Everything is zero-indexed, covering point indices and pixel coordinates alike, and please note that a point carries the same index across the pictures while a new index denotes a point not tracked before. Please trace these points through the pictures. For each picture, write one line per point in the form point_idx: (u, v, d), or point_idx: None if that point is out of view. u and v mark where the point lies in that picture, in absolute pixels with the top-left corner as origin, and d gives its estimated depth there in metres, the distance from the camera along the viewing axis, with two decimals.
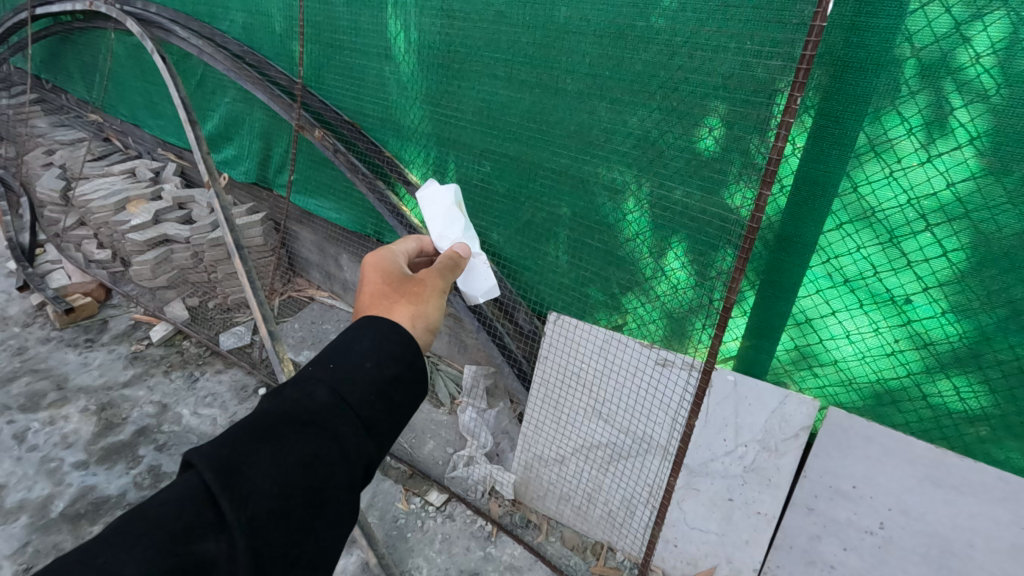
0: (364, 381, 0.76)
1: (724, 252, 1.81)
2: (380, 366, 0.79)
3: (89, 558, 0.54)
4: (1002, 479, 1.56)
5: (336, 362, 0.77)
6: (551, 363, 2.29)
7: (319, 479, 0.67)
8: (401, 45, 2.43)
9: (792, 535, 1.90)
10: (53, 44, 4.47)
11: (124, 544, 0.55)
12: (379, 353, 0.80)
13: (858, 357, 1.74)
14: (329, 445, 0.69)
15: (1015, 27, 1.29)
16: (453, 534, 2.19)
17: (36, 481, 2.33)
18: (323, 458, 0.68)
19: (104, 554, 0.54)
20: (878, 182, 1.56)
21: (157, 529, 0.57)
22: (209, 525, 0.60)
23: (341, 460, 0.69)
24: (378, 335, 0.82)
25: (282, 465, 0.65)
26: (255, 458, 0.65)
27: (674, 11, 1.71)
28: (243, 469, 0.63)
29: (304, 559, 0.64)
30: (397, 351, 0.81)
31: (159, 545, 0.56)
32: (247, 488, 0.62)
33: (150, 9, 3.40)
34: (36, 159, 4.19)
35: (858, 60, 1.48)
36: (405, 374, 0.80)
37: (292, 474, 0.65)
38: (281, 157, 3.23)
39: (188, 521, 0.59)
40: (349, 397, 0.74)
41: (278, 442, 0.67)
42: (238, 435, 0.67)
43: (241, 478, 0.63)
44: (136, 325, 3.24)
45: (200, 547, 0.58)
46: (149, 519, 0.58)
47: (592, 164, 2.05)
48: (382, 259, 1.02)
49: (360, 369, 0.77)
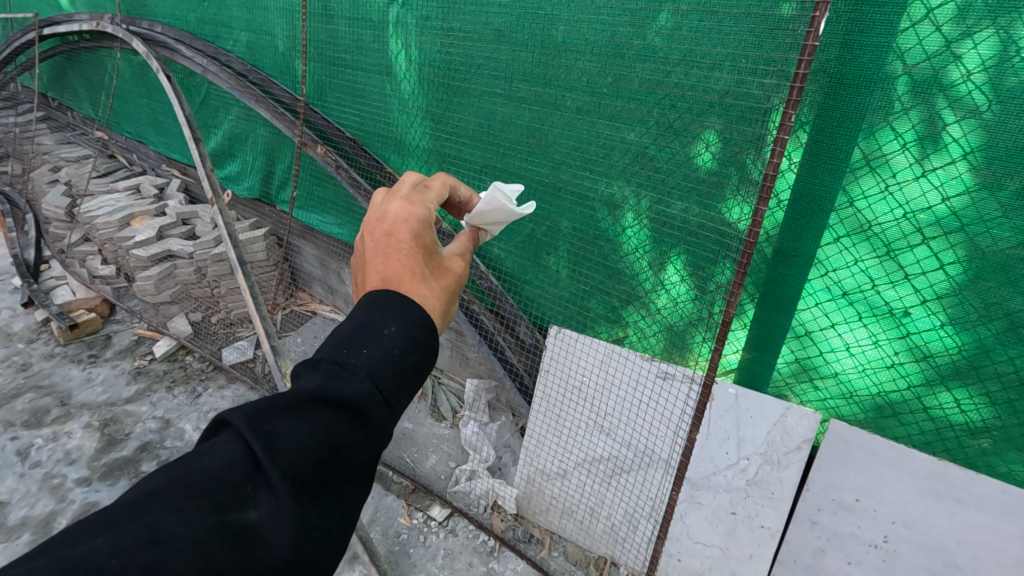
0: (392, 367, 0.77)
1: (722, 266, 1.82)
2: (407, 352, 0.80)
3: (139, 514, 0.60)
4: (1006, 492, 1.56)
5: (368, 345, 0.78)
6: (554, 377, 2.29)
7: (350, 461, 0.71)
8: (402, 64, 2.46)
9: (796, 549, 1.89)
10: (60, 62, 4.54)
11: (172, 505, 0.61)
12: (406, 338, 0.80)
13: (858, 370, 1.75)
14: (360, 428, 0.73)
15: (1004, 45, 1.31)
16: (456, 549, 2.19)
17: (39, 497, 2.33)
18: (354, 441, 0.72)
19: (151, 511, 0.60)
20: (873, 196, 1.57)
21: (203, 494, 0.63)
22: (249, 495, 0.65)
23: (367, 443, 0.73)
24: (406, 322, 0.82)
25: (314, 444, 0.68)
26: (291, 436, 0.68)
27: (670, 30, 1.74)
28: (279, 444, 0.67)
29: (337, 533, 0.70)
30: (421, 337, 0.82)
31: (205, 509, 0.62)
32: (283, 465, 0.66)
33: (156, 28, 3.46)
34: (42, 175, 4.23)
35: (851, 77, 1.51)
36: (427, 360, 0.83)
37: (326, 456, 0.69)
38: (284, 173, 3.26)
39: (232, 491, 0.64)
40: (381, 383, 0.75)
41: (314, 422, 0.70)
42: (277, 410, 0.70)
43: (279, 456, 0.67)
44: (140, 340, 3.26)
45: (242, 516, 0.63)
46: (195, 485, 0.63)
47: (591, 180, 2.08)
48: (423, 224, 0.96)
49: (390, 356, 0.78)
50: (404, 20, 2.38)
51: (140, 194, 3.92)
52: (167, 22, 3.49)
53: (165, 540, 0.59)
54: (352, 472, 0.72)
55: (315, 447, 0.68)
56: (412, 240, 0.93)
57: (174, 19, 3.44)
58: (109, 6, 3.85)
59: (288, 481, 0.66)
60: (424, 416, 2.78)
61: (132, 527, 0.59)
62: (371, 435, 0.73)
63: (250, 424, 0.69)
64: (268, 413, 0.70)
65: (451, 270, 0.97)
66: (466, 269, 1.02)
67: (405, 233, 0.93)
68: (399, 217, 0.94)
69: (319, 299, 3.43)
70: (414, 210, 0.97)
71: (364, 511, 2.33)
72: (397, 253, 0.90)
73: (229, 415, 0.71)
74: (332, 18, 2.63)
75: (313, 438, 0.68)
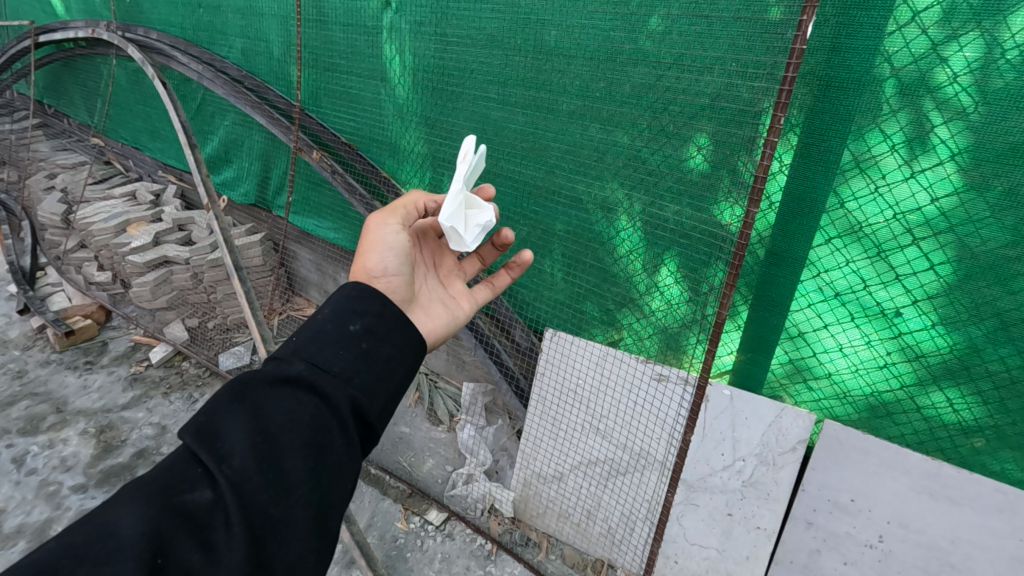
0: (329, 340, 0.90)
1: (715, 268, 1.83)
2: (343, 325, 0.93)
3: (91, 519, 0.69)
4: (999, 491, 1.57)
5: (299, 334, 0.92)
6: (547, 380, 2.31)
7: (300, 426, 0.80)
8: (396, 70, 2.48)
9: (792, 550, 1.89)
10: (58, 70, 4.55)
11: (120, 505, 0.70)
12: (339, 316, 0.94)
13: (851, 370, 1.75)
14: (305, 396, 0.83)
15: (989, 47, 1.33)
16: (453, 553, 2.19)
17: (35, 505, 2.33)
18: (301, 408, 0.82)
19: (103, 513, 0.69)
20: (864, 198, 1.59)
21: (152, 487, 0.72)
22: (199, 477, 0.74)
23: (317, 407, 0.83)
24: (338, 304, 0.97)
25: (258, 419, 0.79)
26: (231, 418, 0.79)
27: (661, 34, 1.75)
28: (221, 431, 0.78)
29: (304, 496, 0.77)
30: (357, 310, 0.96)
31: (154, 499, 0.71)
32: (227, 444, 0.77)
33: (151, 35, 3.47)
34: (37, 182, 4.22)
35: (840, 79, 1.53)
36: (372, 326, 0.95)
37: (268, 425, 0.79)
38: (279, 179, 3.27)
39: (181, 478, 0.74)
40: (315, 355, 0.88)
41: (250, 402, 0.81)
42: (216, 403, 0.81)
43: (222, 437, 0.77)
44: (136, 347, 3.26)
45: (192, 497, 0.72)
46: (146, 483, 0.74)
47: (585, 184, 2.08)
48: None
49: (324, 332, 0.91)
50: (398, 26, 2.40)
51: (136, 201, 3.92)
52: (162, 29, 3.51)
53: (113, 532, 0.67)
54: (310, 437, 0.80)
55: (257, 420, 0.79)
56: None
57: (169, 26, 3.46)
58: (104, 13, 3.86)
59: (236, 456, 0.76)
60: (422, 420, 2.79)
61: (84, 529, 0.68)
62: (318, 400, 0.84)
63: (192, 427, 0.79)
64: (209, 412, 0.80)
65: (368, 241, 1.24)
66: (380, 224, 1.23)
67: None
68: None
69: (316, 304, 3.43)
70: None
71: (362, 516, 2.33)
72: None
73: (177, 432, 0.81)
74: (327, 24, 2.65)
75: (252, 415, 0.79)
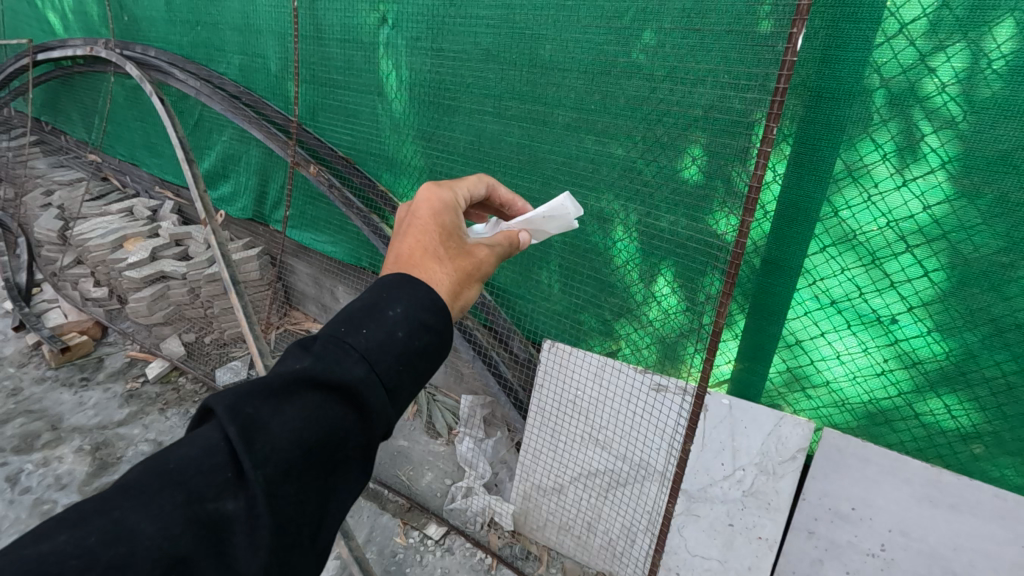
0: (394, 350, 0.80)
1: (711, 277, 1.84)
2: (411, 336, 0.83)
3: (107, 512, 0.63)
4: (999, 497, 1.57)
5: (367, 327, 0.81)
6: (563, 390, 2.26)
7: (336, 441, 0.75)
8: (393, 85, 2.50)
9: (794, 560, 1.88)
10: (55, 87, 4.57)
11: (140, 502, 0.65)
12: (410, 322, 0.83)
13: (849, 378, 1.76)
14: (350, 410, 0.76)
15: (975, 58, 1.36)
16: (452, 567, 2.17)
17: (29, 524, 2.30)
18: (341, 425, 0.75)
19: (119, 507, 0.64)
20: (857, 206, 1.60)
21: (176, 485, 0.67)
22: (228, 483, 0.68)
23: (357, 424, 0.77)
24: (411, 305, 0.86)
25: (302, 428, 0.72)
26: (275, 415, 0.72)
27: (654, 47, 1.78)
28: (262, 431, 0.71)
29: (317, 511, 0.74)
30: (427, 321, 0.85)
31: (176, 502, 0.66)
32: (265, 448, 0.70)
33: (149, 52, 3.50)
34: (34, 200, 4.21)
35: (831, 90, 1.55)
36: (431, 345, 0.85)
37: (309, 438, 0.72)
38: (277, 194, 3.28)
39: (209, 479, 0.68)
40: (379, 366, 0.78)
41: (296, 402, 0.73)
42: (260, 392, 0.74)
43: (263, 436, 0.71)
44: (132, 363, 3.24)
45: (217, 506, 0.67)
46: (170, 473, 0.68)
47: (580, 196, 2.10)
48: (445, 208, 1.04)
49: (391, 338, 0.81)
50: (394, 42, 2.43)
51: (133, 217, 3.93)
52: (160, 46, 3.53)
53: (128, 536, 0.62)
54: (338, 455, 0.76)
55: (300, 428, 0.72)
56: (431, 223, 1.01)
57: (168, 43, 3.48)
58: (103, 32, 3.90)
59: (267, 468, 0.70)
60: (420, 433, 2.77)
61: (98, 523, 0.62)
62: (362, 416, 0.77)
63: (227, 409, 0.72)
64: (250, 398, 0.73)
65: (474, 256, 1.02)
66: (492, 265, 1.07)
67: (424, 211, 1.02)
68: (423, 199, 1.05)
69: (313, 318, 3.43)
70: (437, 197, 1.06)
71: (360, 532, 2.31)
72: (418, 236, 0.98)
73: (211, 401, 0.74)
74: (324, 41, 2.67)
75: (296, 420, 0.72)
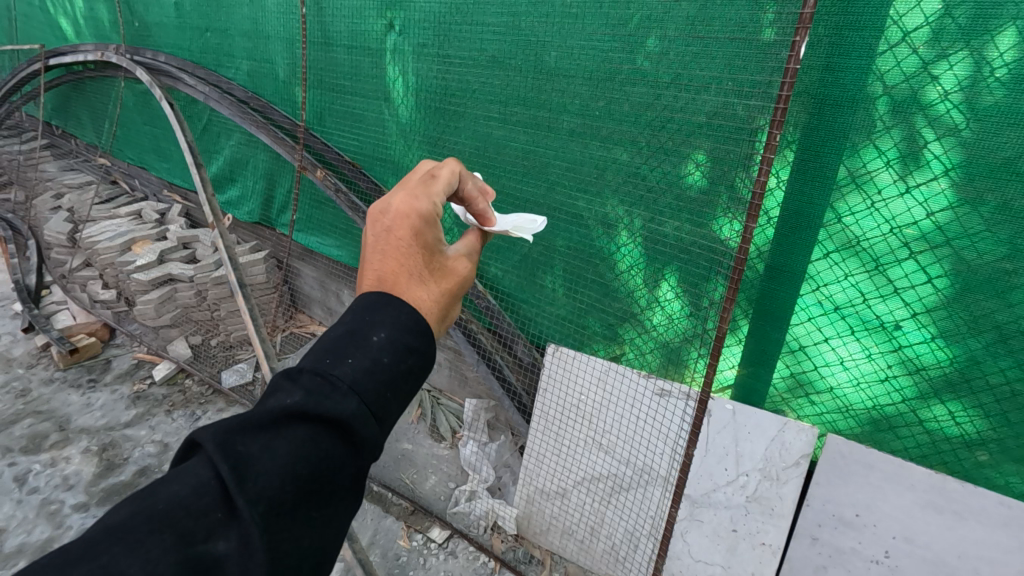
0: (381, 377, 0.81)
1: (715, 283, 1.85)
2: (397, 361, 0.84)
3: (94, 557, 0.63)
4: (1003, 504, 1.57)
5: (352, 356, 0.81)
6: (563, 399, 2.28)
7: (327, 472, 0.76)
8: (400, 91, 2.53)
9: (798, 566, 1.88)
10: (66, 91, 4.63)
11: (129, 546, 0.64)
12: (395, 347, 0.84)
13: (853, 384, 1.76)
14: (338, 442, 0.77)
15: (978, 66, 1.37)
16: (455, 571, 2.17)
17: (36, 524, 2.32)
18: (331, 456, 0.76)
19: (107, 552, 0.63)
20: (860, 212, 1.61)
21: (168, 528, 0.67)
22: (220, 522, 0.69)
23: (346, 454, 0.78)
24: (396, 327, 0.86)
25: (292, 462, 0.73)
26: (264, 452, 0.73)
27: (658, 54, 1.80)
28: (253, 469, 0.72)
29: (312, 542, 0.75)
30: (412, 343, 0.87)
31: (167, 544, 0.66)
32: (257, 485, 0.71)
33: (159, 58, 3.54)
34: (44, 203, 4.27)
35: (834, 97, 1.56)
36: (417, 366, 0.87)
37: (301, 471, 0.73)
38: (284, 198, 3.31)
39: (201, 520, 0.68)
40: (367, 394, 0.79)
41: (285, 436, 0.74)
42: (249, 429, 0.74)
43: (253, 474, 0.71)
44: (139, 364, 3.27)
45: (209, 547, 0.67)
46: (160, 515, 0.68)
47: (586, 201, 2.11)
48: (426, 221, 0.98)
49: (377, 364, 0.82)
50: (401, 48, 2.45)
51: (141, 220, 3.97)
52: (170, 52, 3.57)
53: None
54: (330, 485, 0.77)
55: (290, 463, 0.73)
56: (413, 241, 0.96)
57: (177, 49, 3.53)
58: (113, 37, 3.95)
59: (260, 505, 0.70)
60: (424, 436, 2.78)
61: (87, 567, 0.62)
62: (350, 446, 0.79)
63: (217, 447, 0.72)
64: (239, 434, 0.74)
65: (455, 273, 1.01)
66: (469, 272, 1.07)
67: (404, 229, 0.96)
68: (401, 211, 0.98)
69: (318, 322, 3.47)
70: (413, 210, 0.98)
71: (363, 535, 2.31)
72: (400, 258, 0.94)
73: (200, 438, 0.74)
74: (332, 46, 2.70)
75: (286, 455, 0.73)
